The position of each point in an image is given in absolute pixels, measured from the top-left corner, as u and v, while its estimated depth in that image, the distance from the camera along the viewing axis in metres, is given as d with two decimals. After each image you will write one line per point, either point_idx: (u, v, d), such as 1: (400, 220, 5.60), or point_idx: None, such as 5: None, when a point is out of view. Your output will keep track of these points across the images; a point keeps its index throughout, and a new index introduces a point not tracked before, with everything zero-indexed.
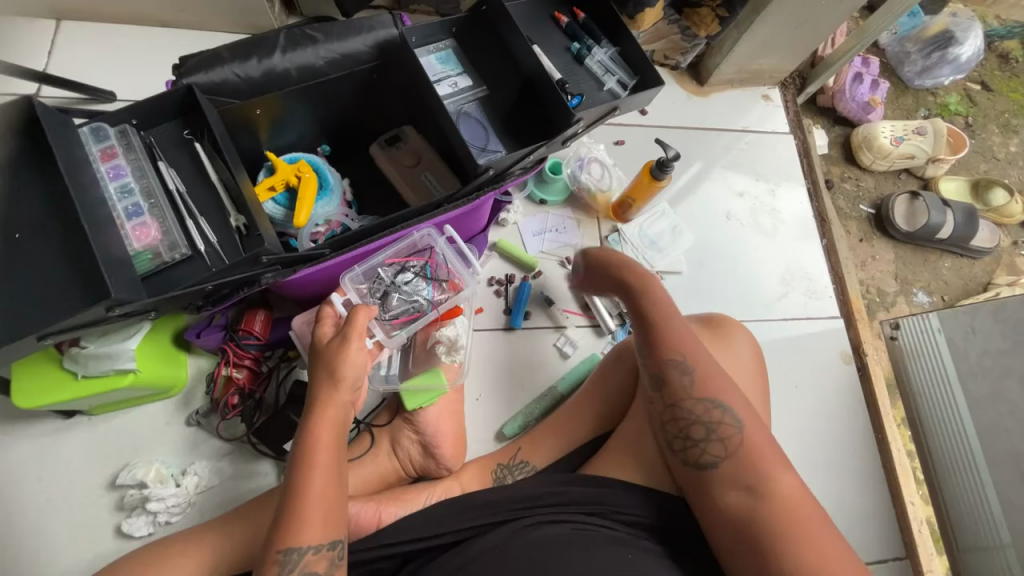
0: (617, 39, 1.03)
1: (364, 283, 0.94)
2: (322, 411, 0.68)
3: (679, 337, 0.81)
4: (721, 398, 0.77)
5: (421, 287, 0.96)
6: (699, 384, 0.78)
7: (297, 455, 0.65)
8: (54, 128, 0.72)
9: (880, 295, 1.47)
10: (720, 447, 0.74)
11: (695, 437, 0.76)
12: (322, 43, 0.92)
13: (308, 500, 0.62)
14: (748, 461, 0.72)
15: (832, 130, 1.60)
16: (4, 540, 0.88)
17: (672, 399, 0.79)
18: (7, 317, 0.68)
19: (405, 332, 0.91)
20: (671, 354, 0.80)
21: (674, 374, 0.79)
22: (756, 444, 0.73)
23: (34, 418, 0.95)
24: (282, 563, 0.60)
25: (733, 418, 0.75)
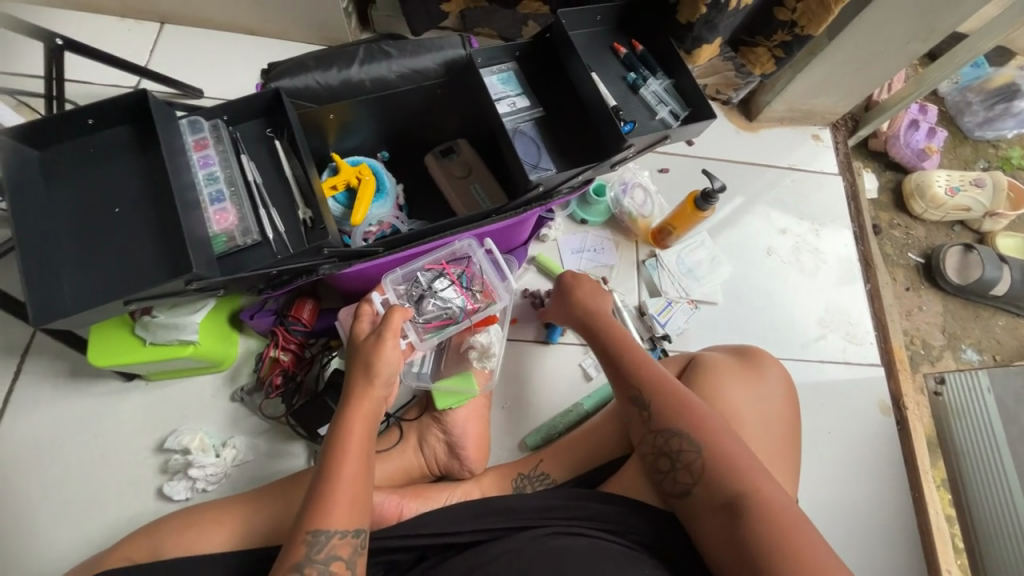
0: (673, 72, 1.06)
1: (402, 284, 0.98)
2: (355, 402, 0.71)
3: (632, 373, 0.85)
4: (679, 423, 0.79)
5: (455, 293, 0.98)
6: (656, 417, 0.81)
7: (329, 441, 0.69)
8: (161, 118, 0.81)
9: (925, 347, 1.41)
10: (687, 474, 0.75)
11: (664, 469, 0.77)
12: (396, 58, 1.00)
13: (338, 485, 0.65)
14: (722, 477, 0.73)
15: (883, 174, 1.57)
16: (61, 486, 0.96)
17: (636, 434, 0.82)
18: (99, 281, 0.76)
19: (437, 337, 0.94)
20: (627, 389, 0.85)
21: (635, 409, 0.83)
22: (733, 459, 0.74)
23: (99, 378, 1.03)
24: (311, 544, 0.63)
25: (690, 443, 0.76)
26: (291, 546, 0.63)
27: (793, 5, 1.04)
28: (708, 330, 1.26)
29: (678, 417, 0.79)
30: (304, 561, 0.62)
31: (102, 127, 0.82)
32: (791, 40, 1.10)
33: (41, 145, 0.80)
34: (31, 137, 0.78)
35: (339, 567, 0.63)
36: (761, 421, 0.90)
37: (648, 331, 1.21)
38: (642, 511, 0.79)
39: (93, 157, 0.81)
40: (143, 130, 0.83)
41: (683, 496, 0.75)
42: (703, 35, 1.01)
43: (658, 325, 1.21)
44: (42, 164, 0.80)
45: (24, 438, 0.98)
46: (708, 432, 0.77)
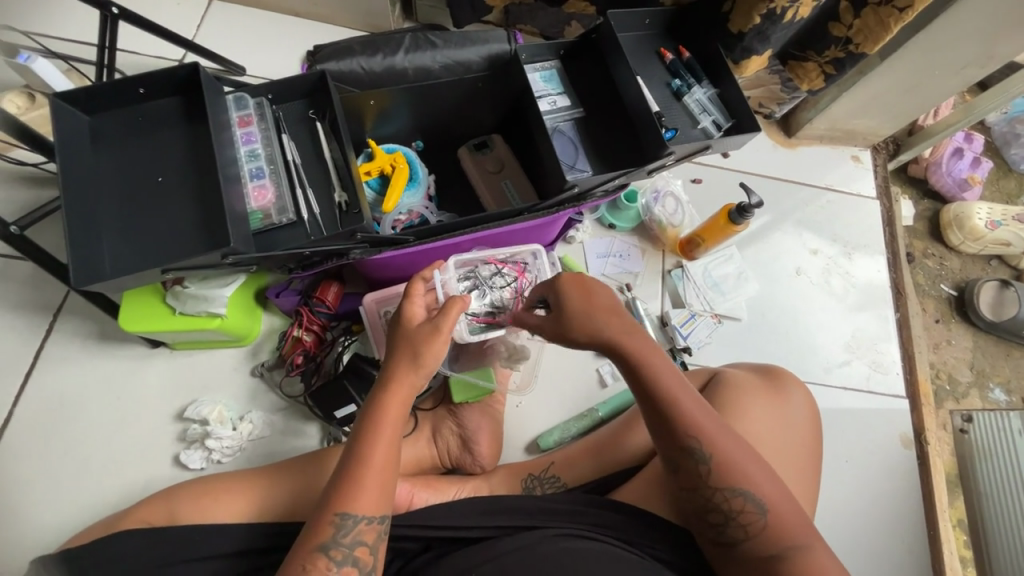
0: (718, 81, 1.04)
1: (461, 270, 0.94)
2: (394, 387, 0.70)
3: (693, 422, 0.71)
4: (740, 481, 0.70)
5: (506, 295, 0.94)
6: (718, 471, 0.70)
7: (364, 424, 0.68)
8: (210, 91, 0.82)
9: (952, 383, 1.36)
10: (742, 528, 0.70)
11: (715, 519, 0.71)
12: (440, 49, 1.02)
13: (370, 472, 0.65)
14: (778, 535, 0.69)
15: (921, 202, 1.52)
16: (82, 444, 0.98)
17: (687, 483, 0.72)
18: (139, 247, 0.78)
19: (481, 334, 0.91)
20: (683, 436, 0.71)
21: (687, 459, 0.71)
22: (787, 521, 0.69)
23: (126, 343, 1.05)
24: (338, 526, 0.63)
25: (756, 502, 0.70)
26: (316, 528, 0.63)
27: (851, 20, 1.01)
28: (730, 346, 1.24)
29: (744, 473, 0.70)
30: (330, 543, 0.63)
31: (151, 97, 0.83)
32: (844, 57, 1.07)
33: (92, 110, 0.81)
34: (85, 102, 0.80)
35: (363, 552, 0.64)
36: (792, 452, 0.88)
37: (669, 342, 1.19)
38: (653, 523, 0.78)
39: (141, 126, 0.83)
40: (192, 102, 0.85)
41: (726, 546, 0.71)
42: (753, 46, 1.00)
43: (679, 337, 1.20)
44: (92, 129, 0.82)
45: (51, 395, 1.00)
46: (773, 489, 0.70)
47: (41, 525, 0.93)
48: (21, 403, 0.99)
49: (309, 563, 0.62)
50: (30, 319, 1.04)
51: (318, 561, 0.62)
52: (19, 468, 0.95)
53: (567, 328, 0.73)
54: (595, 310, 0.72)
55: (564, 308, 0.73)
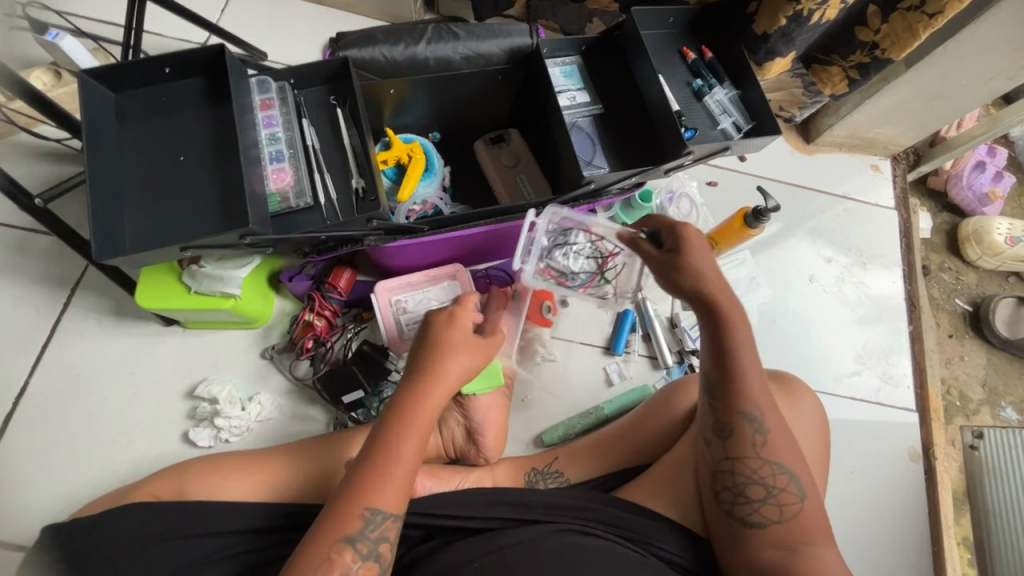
0: (741, 83, 1.03)
1: (560, 224, 0.98)
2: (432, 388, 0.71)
3: (758, 391, 0.75)
4: (789, 462, 0.74)
5: (585, 264, 1.01)
6: (770, 446, 0.75)
7: (403, 415, 0.69)
8: (234, 75, 0.83)
9: (962, 400, 1.35)
10: (775, 510, 0.73)
11: (753, 497, 0.74)
12: (462, 40, 1.02)
13: (398, 467, 0.66)
14: (801, 528, 0.72)
15: (939, 215, 1.50)
16: (95, 416, 1.00)
17: (735, 452, 0.75)
18: (160, 225, 0.79)
19: (542, 283, 0.98)
20: (748, 404, 0.75)
21: (745, 429, 0.75)
22: (813, 517, 0.73)
23: (140, 320, 1.06)
24: (366, 521, 0.63)
25: (798, 488, 0.74)
26: (344, 519, 0.63)
27: (879, 25, 0.99)
28: None
29: (792, 457, 0.75)
30: (357, 536, 0.63)
31: (176, 77, 0.84)
32: (869, 62, 1.05)
33: (118, 88, 0.82)
34: (112, 78, 0.81)
35: (386, 548, 0.64)
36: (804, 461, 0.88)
37: (678, 344, 1.18)
38: (658, 524, 0.79)
39: (164, 106, 0.84)
40: (216, 84, 0.85)
41: (751, 529, 0.74)
42: (777, 48, 0.99)
43: (688, 339, 1.18)
44: (117, 106, 0.83)
45: (66, 367, 1.02)
46: (809, 483, 0.75)
47: (52, 494, 0.94)
48: (37, 373, 1.01)
49: (335, 555, 0.62)
50: (49, 292, 1.06)
51: (343, 553, 0.62)
52: (34, 435, 0.97)
53: (671, 273, 0.78)
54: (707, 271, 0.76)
55: (677, 253, 0.78)
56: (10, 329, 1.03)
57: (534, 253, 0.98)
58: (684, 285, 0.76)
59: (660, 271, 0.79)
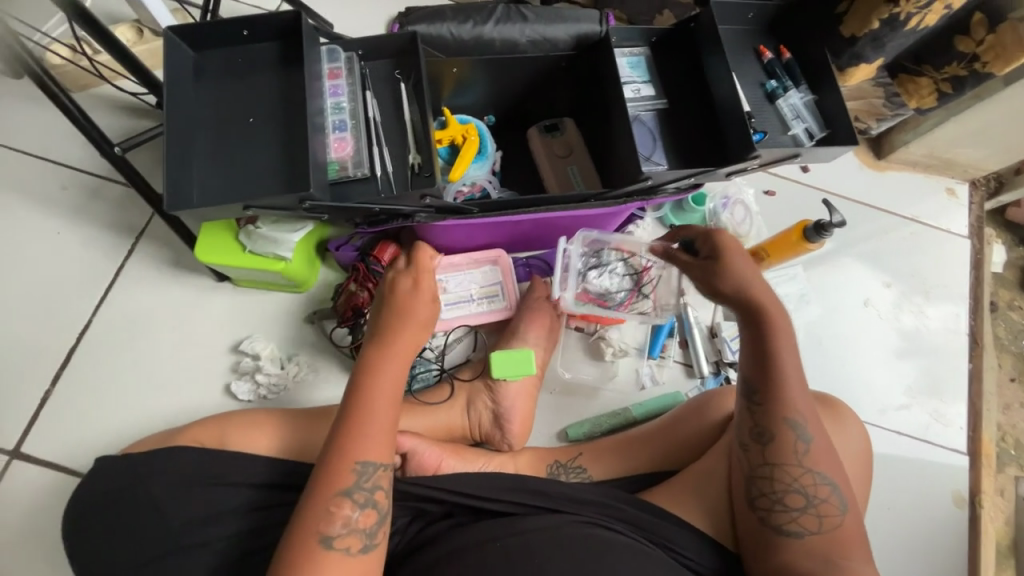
0: (818, 88, 0.98)
1: (590, 248, 1.07)
2: (399, 349, 0.75)
3: (801, 397, 0.75)
4: (830, 472, 0.73)
5: (622, 284, 1.07)
6: (813, 454, 0.74)
7: (365, 384, 0.71)
8: (308, 42, 0.84)
9: (1017, 449, 1.26)
10: (814, 520, 0.71)
11: (791, 505, 0.72)
12: (530, 23, 1.03)
13: (374, 427, 0.69)
14: (843, 542, 0.70)
15: (1016, 249, 1.39)
16: (147, 359, 1.06)
17: (774, 459, 0.74)
18: (225, 183, 0.82)
19: (586, 307, 1.04)
20: (789, 411, 0.74)
21: (786, 436, 0.74)
22: (855, 533, 0.71)
23: (195, 273, 1.11)
24: (359, 474, 0.67)
25: (839, 500, 0.72)
26: (335, 476, 0.66)
27: (984, 36, 0.92)
28: None
29: (834, 468, 0.74)
30: (352, 489, 0.67)
31: (252, 40, 0.87)
32: (966, 76, 0.97)
33: (198, 47, 0.85)
34: (193, 37, 0.84)
35: (382, 496, 0.68)
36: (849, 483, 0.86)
37: (716, 354, 1.14)
38: (682, 529, 0.78)
39: (239, 67, 0.86)
40: (289, 50, 0.87)
41: (787, 538, 0.71)
42: (863, 53, 0.92)
43: (728, 351, 1.14)
44: (195, 64, 0.86)
45: (126, 310, 1.08)
46: (850, 496, 0.73)
47: (104, 427, 1.01)
48: (99, 313, 1.07)
49: (334, 507, 0.65)
50: (115, 239, 1.12)
51: (342, 505, 0.65)
52: (93, 370, 1.04)
53: (712, 277, 0.79)
54: (750, 276, 0.77)
55: (716, 258, 0.79)
56: (79, 269, 1.09)
57: (571, 280, 1.06)
58: (726, 289, 0.77)
59: (701, 276, 0.80)
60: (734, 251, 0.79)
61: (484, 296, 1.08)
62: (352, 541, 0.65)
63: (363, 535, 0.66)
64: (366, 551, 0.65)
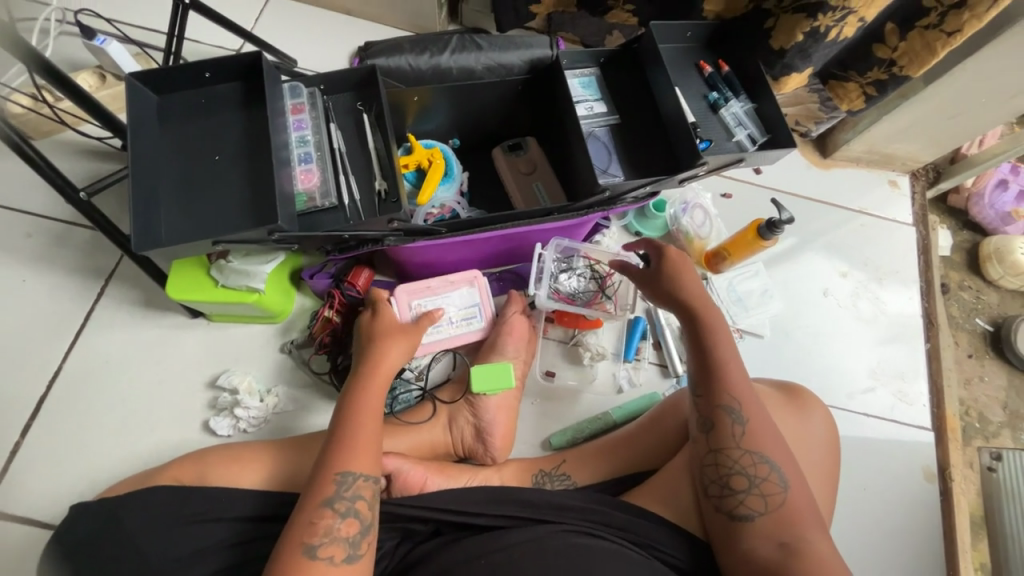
0: (757, 97, 1.05)
1: (561, 255, 1.15)
2: (380, 364, 0.84)
3: (733, 383, 0.81)
4: (768, 453, 0.78)
5: (588, 286, 1.14)
6: (748, 437, 0.79)
7: (347, 406, 0.78)
8: (269, 80, 0.87)
9: (981, 421, 1.33)
10: (759, 500, 0.75)
11: (736, 488, 0.77)
12: (484, 52, 1.10)
13: (353, 442, 0.74)
14: (790, 519, 0.74)
15: (960, 233, 1.48)
16: (121, 402, 1.04)
17: (716, 444, 0.79)
18: (191, 221, 0.83)
19: (558, 304, 1.09)
20: (725, 396, 0.81)
21: (724, 420, 0.80)
22: (801, 506, 0.75)
23: (168, 312, 1.11)
24: (338, 483, 0.71)
25: (780, 477, 0.76)
26: (319, 486, 0.70)
27: (897, 43, 1.00)
28: (751, 362, 1.23)
29: (771, 448, 0.78)
30: (334, 498, 0.70)
31: (215, 82, 0.89)
32: (887, 79, 1.06)
33: (161, 92, 0.87)
34: (154, 82, 0.85)
35: (363, 506, 0.71)
36: (808, 466, 0.89)
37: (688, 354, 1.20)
38: (663, 528, 0.80)
39: (202, 108, 0.89)
40: (251, 88, 0.90)
41: (737, 521, 0.75)
42: (794, 63, 1.02)
43: None
44: (159, 107, 0.87)
45: (98, 354, 1.07)
46: (795, 475, 0.77)
47: (80, 475, 0.98)
48: (70, 360, 1.06)
49: (318, 517, 0.68)
50: (85, 283, 1.11)
51: (324, 516, 0.68)
52: (64, 419, 1.02)
53: (657, 284, 0.91)
54: (689, 279, 0.89)
55: (664, 269, 0.90)
56: (47, 317, 1.08)
57: (543, 280, 1.11)
58: (669, 291, 0.89)
59: (650, 282, 0.92)
60: (677, 256, 0.91)
61: (461, 318, 1.09)
62: (336, 551, 0.66)
63: (347, 544, 0.67)
64: (351, 561, 0.67)
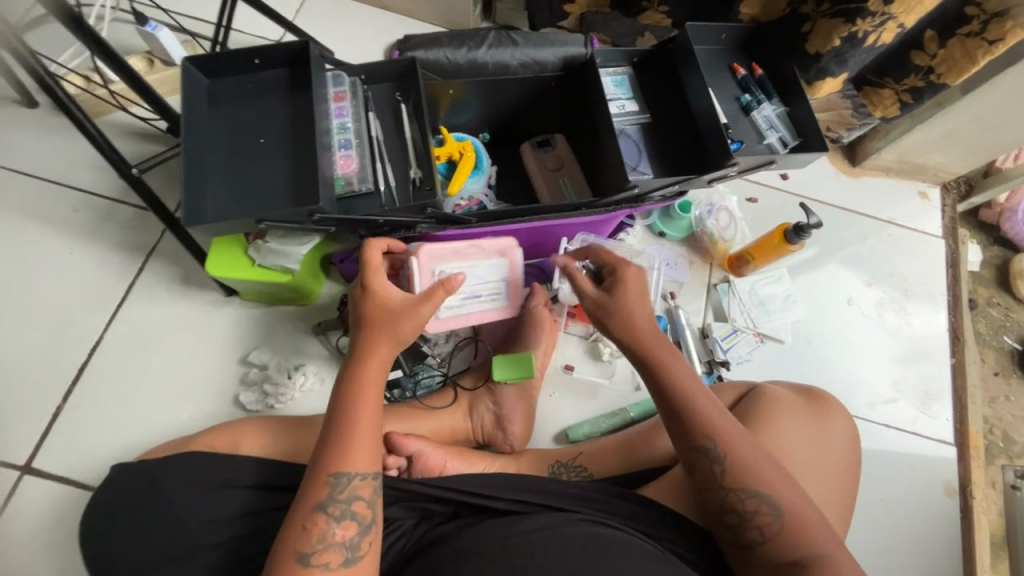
0: (790, 100, 1.05)
1: None
2: (373, 351, 0.75)
3: (702, 419, 0.75)
4: (757, 482, 0.73)
5: None
6: (730, 471, 0.73)
7: (342, 398, 0.72)
8: (315, 68, 0.90)
9: (1005, 441, 1.30)
10: (760, 530, 0.71)
11: (733, 522, 0.73)
12: (519, 47, 1.12)
13: (353, 439, 0.69)
14: (796, 541, 0.70)
15: (990, 249, 1.46)
16: (156, 372, 1.08)
17: (701, 484, 0.75)
18: (236, 201, 0.87)
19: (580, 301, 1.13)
20: (698, 435, 0.75)
21: (701, 460, 0.74)
22: (805, 522, 0.71)
23: (203, 289, 1.15)
24: (333, 485, 0.68)
25: (771, 505, 0.71)
26: (314, 487, 0.67)
27: (936, 50, 1.00)
28: (771, 366, 1.23)
29: (759, 475, 0.73)
30: (328, 501, 0.67)
31: (263, 68, 0.93)
32: (923, 87, 1.05)
33: (212, 75, 0.91)
34: (208, 66, 0.89)
35: (360, 506, 0.68)
36: (825, 472, 0.89)
37: (708, 355, 1.20)
38: (679, 523, 0.81)
39: (250, 92, 0.93)
40: (297, 76, 0.94)
41: (743, 551, 0.72)
42: (829, 67, 1.03)
43: (719, 350, 1.20)
44: (209, 91, 0.91)
45: (136, 326, 1.11)
46: (790, 495, 0.72)
47: (116, 440, 1.03)
48: (110, 330, 1.11)
49: (311, 522, 0.66)
50: (127, 258, 1.16)
51: (317, 520, 0.66)
52: (103, 386, 1.07)
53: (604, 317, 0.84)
54: (630, 309, 0.81)
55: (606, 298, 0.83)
56: (91, 289, 1.13)
57: None
58: (614, 327, 0.81)
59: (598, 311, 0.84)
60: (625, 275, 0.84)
61: (489, 293, 1.03)
62: (332, 557, 0.64)
63: (343, 549, 0.65)
64: (348, 565, 0.65)
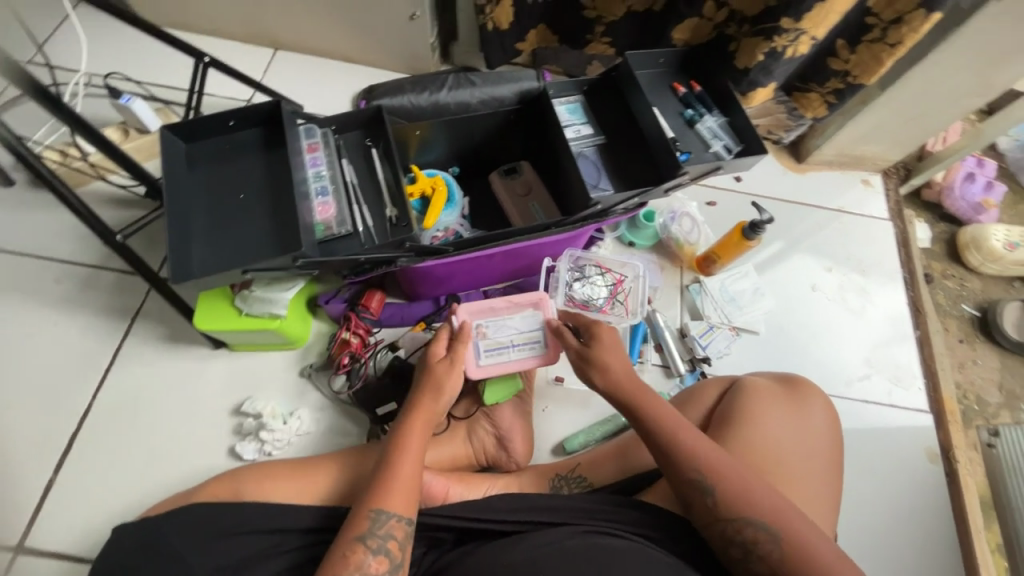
0: (728, 111, 1.14)
1: (574, 264, 1.21)
2: (419, 408, 0.85)
3: (691, 455, 0.81)
4: (754, 511, 0.76)
5: (602, 292, 1.19)
6: (723, 503, 0.78)
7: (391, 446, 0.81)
8: (288, 124, 0.96)
9: (980, 403, 1.38)
10: (762, 558, 0.75)
11: (735, 554, 0.76)
12: (477, 87, 1.22)
13: (394, 479, 0.76)
14: (799, 562, 0.73)
15: (937, 225, 1.56)
16: (150, 433, 1.08)
17: (700, 519, 0.79)
18: (221, 256, 0.90)
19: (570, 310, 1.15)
20: (688, 471, 0.80)
21: (695, 494, 0.79)
22: (804, 544, 0.74)
23: (192, 344, 1.17)
24: (373, 520, 0.72)
25: (768, 531, 0.75)
26: (355, 520, 0.72)
27: (849, 55, 1.11)
28: (751, 358, 1.28)
29: (753, 500, 0.77)
30: (368, 534, 0.71)
31: (238, 128, 0.98)
32: (844, 88, 1.17)
33: (189, 139, 0.96)
34: (184, 131, 0.94)
35: (394, 545, 0.71)
36: (813, 464, 0.92)
37: (689, 353, 1.26)
38: (677, 522, 0.84)
39: (228, 152, 0.98)
40: (271, 132, 1.00)
41: None
42: (758, 79, 1.13)
43: (699, 348, 1.26)
44: (187, 154, 0.96)
45: (126, 389, 1.12)
46: (785, 519, 0.76)
47: (113, 506, 1.02)
48: (100, 396, 1.11)
49: (348, 552, 0.69)
50: (113, 322, 1.17)
51: (356, 550, 0.70)
52: (96, 453, 1.06)
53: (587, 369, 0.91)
54: (610, 362, 0.89)
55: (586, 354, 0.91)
56: (77, 357, 1.14)
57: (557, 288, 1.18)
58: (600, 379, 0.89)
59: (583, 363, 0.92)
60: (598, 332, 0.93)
61: (525, 342, 1.03)
62: None
63: None
64: None
